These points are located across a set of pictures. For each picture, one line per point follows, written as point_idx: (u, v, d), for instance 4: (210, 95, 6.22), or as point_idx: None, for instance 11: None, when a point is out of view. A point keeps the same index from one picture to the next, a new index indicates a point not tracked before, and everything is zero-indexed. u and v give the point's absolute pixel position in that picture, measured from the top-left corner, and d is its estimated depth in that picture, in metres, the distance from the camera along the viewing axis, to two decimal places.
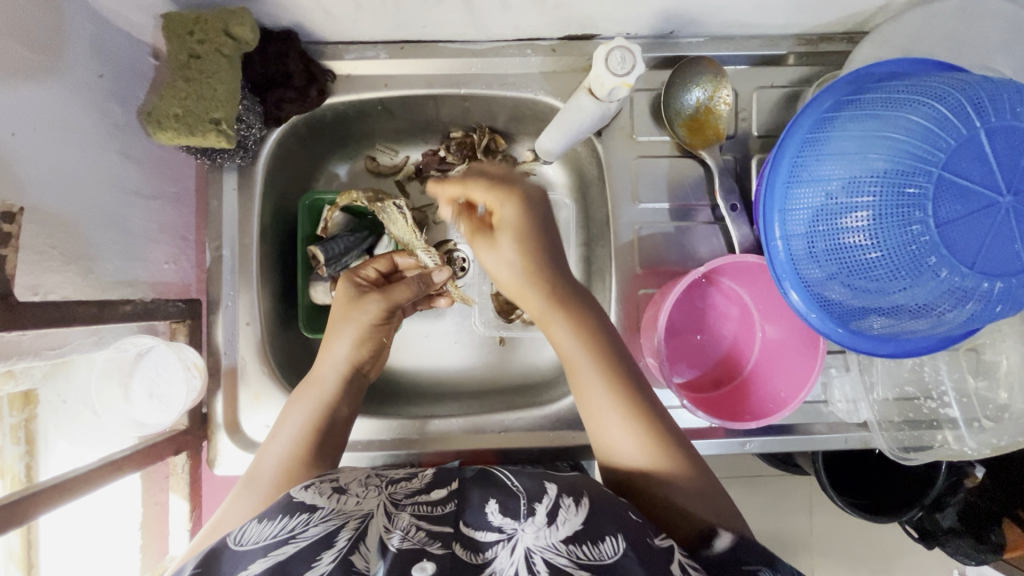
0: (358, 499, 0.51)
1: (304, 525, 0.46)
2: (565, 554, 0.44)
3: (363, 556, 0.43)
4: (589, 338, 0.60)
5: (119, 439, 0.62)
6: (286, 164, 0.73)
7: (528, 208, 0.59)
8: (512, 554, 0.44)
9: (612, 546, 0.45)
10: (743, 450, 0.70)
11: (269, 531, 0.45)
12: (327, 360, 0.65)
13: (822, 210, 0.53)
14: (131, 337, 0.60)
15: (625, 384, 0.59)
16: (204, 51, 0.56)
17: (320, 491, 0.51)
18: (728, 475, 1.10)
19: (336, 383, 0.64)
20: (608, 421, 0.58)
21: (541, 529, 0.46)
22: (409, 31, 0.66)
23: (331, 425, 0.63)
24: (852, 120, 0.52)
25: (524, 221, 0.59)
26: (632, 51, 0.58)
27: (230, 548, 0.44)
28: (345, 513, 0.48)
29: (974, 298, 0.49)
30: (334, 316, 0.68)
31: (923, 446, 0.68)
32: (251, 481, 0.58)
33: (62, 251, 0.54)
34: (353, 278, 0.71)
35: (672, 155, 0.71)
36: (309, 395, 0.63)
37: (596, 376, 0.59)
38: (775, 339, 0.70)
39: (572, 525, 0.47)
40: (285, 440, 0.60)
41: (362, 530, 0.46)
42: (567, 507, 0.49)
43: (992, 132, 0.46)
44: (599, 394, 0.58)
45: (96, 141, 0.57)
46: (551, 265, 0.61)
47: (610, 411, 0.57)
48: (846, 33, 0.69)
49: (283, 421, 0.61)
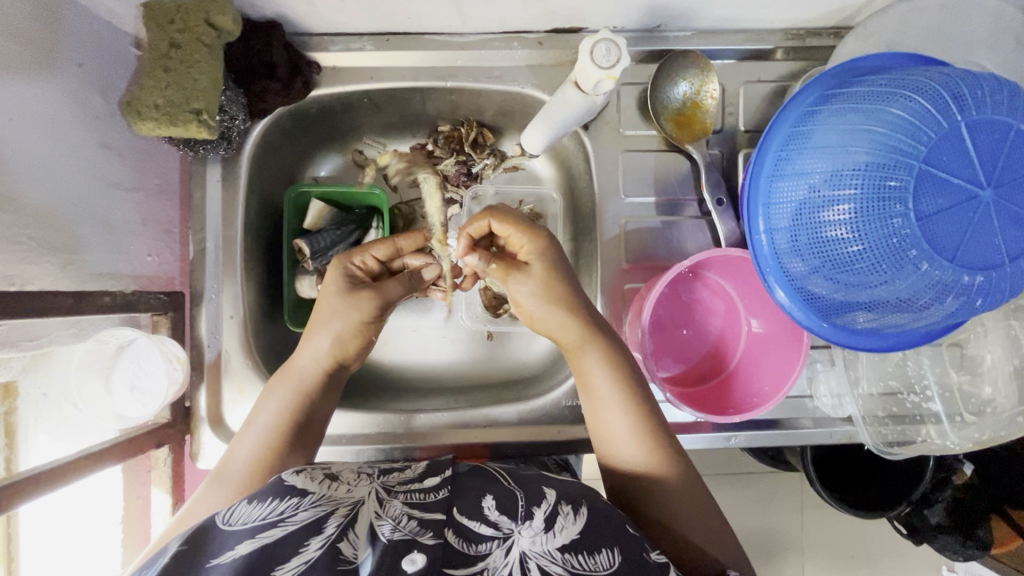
0: (350, 487, 0.51)
1: (293, 509, 0.45)
2: (561, 562, 0.43)
3: (351, 543, 0.43)
4: (617, 365, 0.59)
5: (100, 433, 0.60)
6: (271, 157, 0.73)
7: (552, 248, 0.63)
8: (506, 555, 0.44)
9: (607, 559, 0.44)
10: (728, 444, 0.70)
11: (258, 513, 0.45)
12: (308, 350, 0.63)
13: (804, 204, 0.53)
14: (111, 329, 0.60)
15: (646, 409, 0.59)
16: (185, 40, 0.56)
17: (312, 475, 0.51)
18: (718, 471, 1.10)
19: (316, 377, 0.63)
20: (628, 448, 0.57)
21: (538, 534, 0.46)
22: (394, 23, 0.65)
23: (305, 419, 0.62)
24: (835, 113, 0.52)
25: (551, 261, 0.62)
26: (617, 43, 0.58)
27: (219, 527, 0.43)
28: (336, 500, 0.48)
29: (954, 292, 0.49)
30: (324, 305, 0.64)
31: (906, 441, 0.69)
32: (218, 477, 0.57)
33: (40, 242, 0.53)
34: (348, 265, 0.67)
35: (659, 149, 0.71)
36: (288, 389, 0.62)
37: (617, 400, 0.59)
38: (761, 334, 0.70)
39: (570, 534, 0.46)
40: (258, 433, 0.59)
41: (351, 518, 0.46)
42: (565, 513, 0.48)
43: (972, 125, 0.46)
44: (619, 418, 0.58)
45: (76, 131, 0.57)
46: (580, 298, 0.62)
47: (632, 440, 0.57)
48: (832, 28, 0.69)
49: (260, 405, 0.61)
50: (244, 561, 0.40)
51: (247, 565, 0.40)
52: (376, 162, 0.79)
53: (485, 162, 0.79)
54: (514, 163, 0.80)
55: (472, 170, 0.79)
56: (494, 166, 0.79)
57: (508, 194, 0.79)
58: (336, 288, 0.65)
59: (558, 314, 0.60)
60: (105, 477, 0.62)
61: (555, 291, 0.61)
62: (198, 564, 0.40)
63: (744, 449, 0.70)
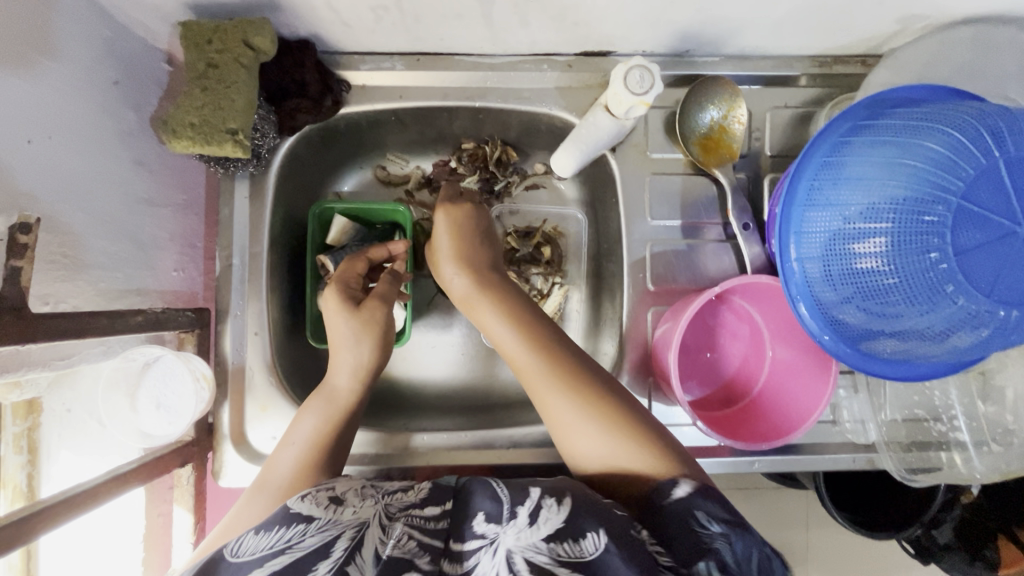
0: (355, 509, 0.49)
1: (300, 535, 0.45)
2: (547, 553, 0.43)
3: (359, 567, 0.43)
4: (515, 316, 0.63)
5: (124, 452, 0.59)
6: (298, 173, 0.73)
7: (461, 220, 0.72)
8: (493, 558, 0.43)
9: (593, 542, 0.44)
10: (751, 468, 0.69)
11: (264, 543, 0.44)
12: (338, 361, 0.66)
13: (838, 234, 0.53)
14: (140, 347, 0.59)
15: (553, 358, 0.59)
16: (222, 60, 0.55)
17: (316, 501, 0.49)
18: (732, 490, 1.10)
19: (350, 395, 0.65)
20: (545, 388, 0.58)
21: (522, 530, 0.45)
22: (427, 43, 0.65)
23: (337, 441, 0.61)
24: (871, 146, 0.52)
25: (459, 227, 0.72)
26: (651, 70, 0.58)
27: (227, 559, 0.44)
28: (341, 523, 0.47)
29: (992, 326, 0.49)
30: (334, 323, 0.66)
31: (929, 467, 0.68)
32: (260, 488, 0.57)
33: (73, 260, 0.53)
34: (346, 288, 0.69)
35: (685, 172, 0.71)
36: (324, 408, 0.63)
37: (518, 344, 0.61)
38: (787, 360, 0.69)
39: (554, 523, 0.45)
40: (296, 448, 0.60)
41: (357, 540, 0.45)
42: (548, 506, 0.47)
43: (1012, 162, 0.47)
44: (531, 367, 0.59)
45: (111, 148, 0.57)
46: (481, 260, 0.70)
47: (545, 381, 0.58)
48: (861, 56, 0.70)
49: (296, 422, 0.62)
50: None
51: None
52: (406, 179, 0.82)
53: (508, 180, 0.80)
54: (535, 181, 0.81)
55: (494, 187, 0.80)
56: (516, 184, 0.81)
57: (531, 213, 0.81)
58: (338, 309, 0.67)
59: (460, 276, 0.69)
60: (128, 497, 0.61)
61: (460, 250, 0.70)
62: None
63: (767, 474, 0.70)
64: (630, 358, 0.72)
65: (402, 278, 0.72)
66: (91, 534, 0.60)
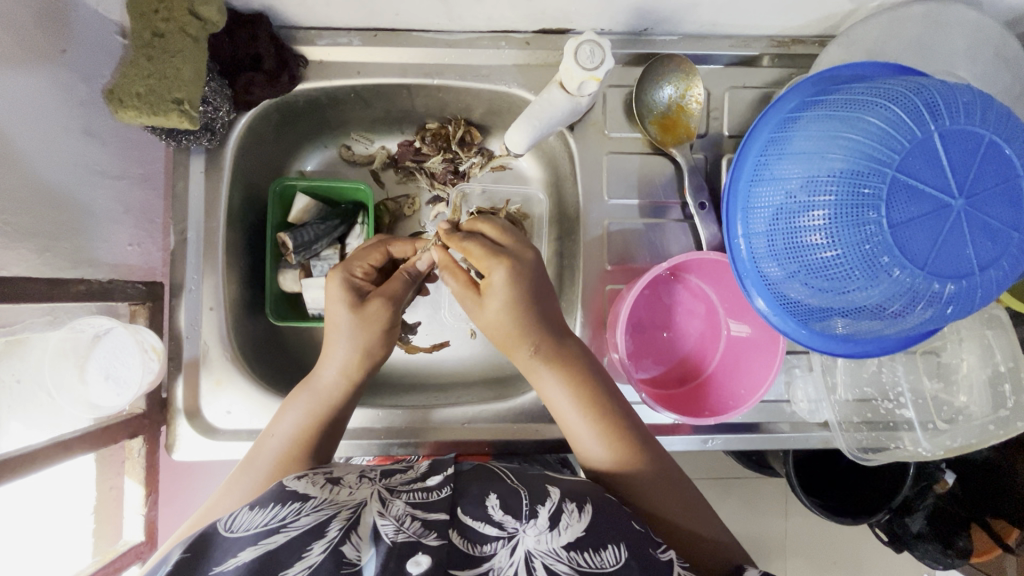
0: (351, 489, 0.52)
1: (295, 514, 0.47)
2: (566, 560, 0.45)
3: (355, 545, 0.44)
4: (568, 370, 0.61)
5: (72, 422, 0.59)
6: (257, 149, 0.73)
7: (518, 280, 0.60)
8: (511, 554, 0.45)
9: (614, 555, 0.46)
10: (705, 446, 0.70)
11: (259, 520, 0.46)
12: (328, 357, 0.63)
13: (782, 209, 0.53)
14: (88, 317, 0.60)
15: (609, 418, 0.60)
16: (168, 30, 0.56)
17: (313, 481, 0.52)
18: (702, 475, 1.10)
19: (338, 390, 0.63)
20: (573, 419, 0.60)
21: (543, 532, 0.47)
22: (383, 19, 0.65)
23: (327, 427, 0.62)
24: (815, 120, 0.52)
25: (516, 291, 0.60)
26: (602, 45, 0.58)
27: (220, 534, 0.45)
28: (338, 503, 0.49)
29: (926, 300, 0.49)
30: (333, 316, 0.63)
31: (881, 447, 0.70)
32: (249, 466, 0.59)
33: (17, 227, 0.53)
34: (351, 279, 0.65)
35: (643, 152, 0.72)
36: (309, 401, 0.62)
37: (557, 381, 0.61)
38: (740, 337, 0.72)
39: (575, 531, 0.48)
40: (279, 438, 0.60)
41: (353, 521, 0.47)
42: (570, 511, 0.49)
43: (945, 134, 0.47)
44: (563, 400, 0.60)
45: (60, 117, 0.57)
46: (540, 312, 0.62)
47: (577, 417, 0.60)
48: (818, 36, 0.70)
49: (282, 413, 0.62)
50: (246, 569, 0.41)
51: (252, 568, 0.41)
52: (369, 158, 0.81)
53: (472, 161, 0.79)
54: (502, 163, 0.79)
55: (459, 168, 0.80)
56: (481, 165, 0.79)
57: (496, 193, 0.80)
58: (341, 301, 0.63)
59: (505, 326, 0.61)
60: (77, 467, 0.61)
61: (507, 317, 0.60)
62: (202, 571, 0.42)
63: (722, 452, 0.71)
64: (587, 334, 0.72)
65: (417, 278, 0.69)
66: (40, 508, 0.59)
